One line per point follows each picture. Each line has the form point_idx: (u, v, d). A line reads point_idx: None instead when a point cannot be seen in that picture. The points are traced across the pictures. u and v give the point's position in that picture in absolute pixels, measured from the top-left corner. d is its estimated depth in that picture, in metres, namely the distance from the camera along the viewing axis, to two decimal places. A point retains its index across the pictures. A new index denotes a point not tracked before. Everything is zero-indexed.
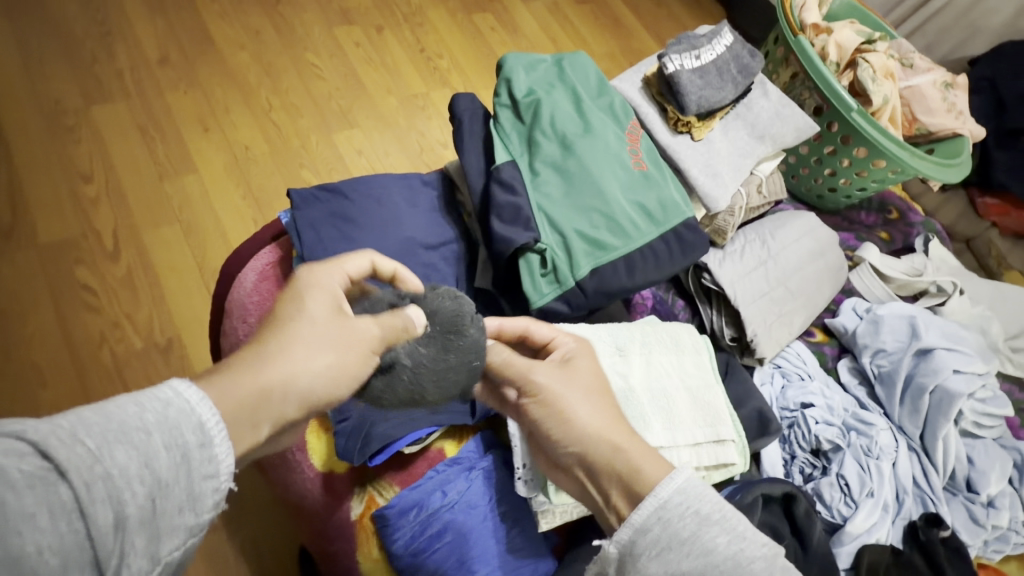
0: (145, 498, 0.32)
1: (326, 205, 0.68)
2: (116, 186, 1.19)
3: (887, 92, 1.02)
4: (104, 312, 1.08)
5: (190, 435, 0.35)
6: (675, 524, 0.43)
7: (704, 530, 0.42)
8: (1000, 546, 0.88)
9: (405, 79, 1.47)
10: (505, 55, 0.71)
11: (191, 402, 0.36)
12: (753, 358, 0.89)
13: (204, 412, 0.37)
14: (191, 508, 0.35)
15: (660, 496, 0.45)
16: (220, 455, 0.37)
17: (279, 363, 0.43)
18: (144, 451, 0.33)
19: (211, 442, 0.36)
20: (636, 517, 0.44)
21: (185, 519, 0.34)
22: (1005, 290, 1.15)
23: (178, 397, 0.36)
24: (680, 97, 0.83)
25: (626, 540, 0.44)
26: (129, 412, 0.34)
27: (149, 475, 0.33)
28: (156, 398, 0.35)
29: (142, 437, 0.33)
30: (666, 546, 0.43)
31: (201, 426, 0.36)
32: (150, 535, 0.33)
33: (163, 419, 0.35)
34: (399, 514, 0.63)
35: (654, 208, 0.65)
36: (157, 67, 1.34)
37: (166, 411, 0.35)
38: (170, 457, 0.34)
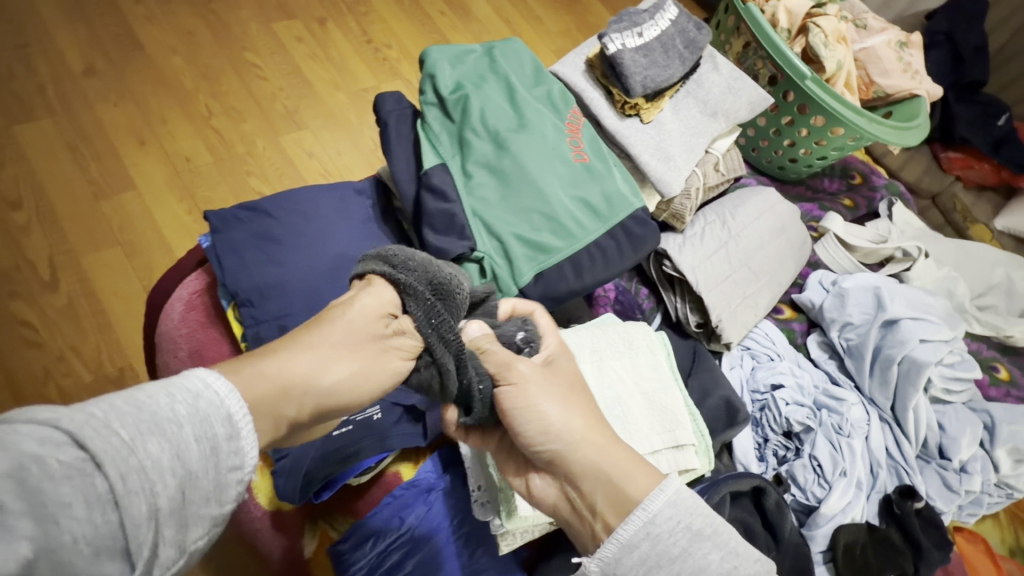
0: (176, 489, 0.31)
1: (249, 226, 0.64)
2: (48, 210, 1.11)
3: (840, 57, 0.99)
4: (45, 347, 1.01)
5: (219, 427, 0.35)
6: (664, 542, 0.41)
7: (698, 548, 0.41)
8: (975, 509, 0.88)
9: (352, 72, 1.39)
10: (427, 48, 0.67)
11: (220, 394, 0.36)
12: (720, 343, 0.86)
13: (233, 404, 0.36)
14: (216, 499, 0.34)
15: (650, 510, 0.42)
16: (246, 447, 0.36)
17: (305, 359, 0.43)
18: (177, 442, 0.32)
19: (238, 434, 0.36)
20: (622, 533, 0.41)
21: (210, 509, 0.33)
22: (970, 248, 1.14)
23: (208, 390, 0.35)
24: (624, 79, 0.78)
25: (610, 558, 0.42)
26: (161, 402, 0.33)
27: (180, 467, 0.32)
28: (185, 388, 0.35)
29: (175, 429, 0.32)
30: (656, 564, 0.40)
31: (229, 418, 0.35)
32: (178, 525, 0.32)
33: (194, 411, 0.34)
34: (355, 547, 0.60)
35: (598, 203, 0.62)
36: (83, 79, 1.24)
37: (198, 402, 0.34)
38: (199, 450, 0.33)
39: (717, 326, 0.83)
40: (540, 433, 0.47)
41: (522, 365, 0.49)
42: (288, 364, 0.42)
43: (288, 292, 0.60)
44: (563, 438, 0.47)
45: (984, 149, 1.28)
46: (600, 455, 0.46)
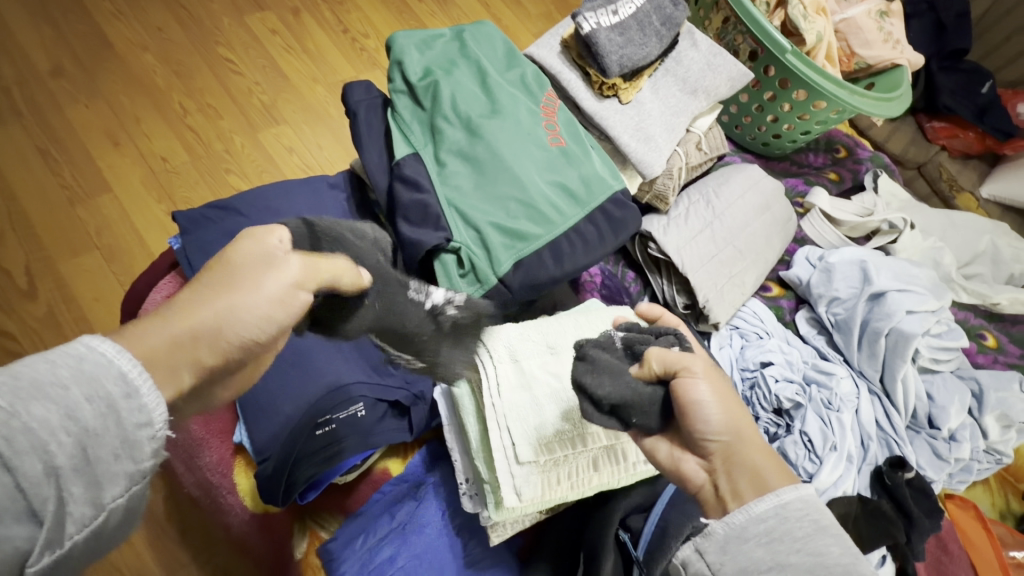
0: (75, 448, 0.30)
1: (220, 225, 0.63)
2: (22, 217, 1.08)
3: (820, 29, 0.98)
4: (26, 357, 0.99)
5: (112, 385, 0.32)
6: (792, 525, 0.41)
7: (819, 539, 0.40)
8: (965, 476, 0.89)
9: (330, 65, 1.36)
10: (394, 34, 0.65)
11: (108, 355, 0.33)
12: (708, 323, 0.86)
13: (123, 361, 0.33)
14: (129, 456, 0.32)
15: (782, 497, 0.42)
16: (150, 403, 0.33)
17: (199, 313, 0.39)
18: (64, 404, 0.30)
19: (138, 391, 0.33)
20: (754, 506, 0.42)
21: (124, 466, 0.32)
22: (956, 218, 1.14)
23: (92, 351, 0.32)
24: (600, 59, 0.77)
25: (737, 524, 0.42)
26: (41, 368, 0.30)
27: (74, 427, 0.30)
28: (67, 351, 0.32)
29: (60, 391, 0.30)
30: (777, 537, 0.41)
31: (123, 376, 0.33)
32: (87, 481, 0.31)
33: (78, 373, 0.31)
34: (345, 545, 0.60)
35: (576, 187, 0.62)
36: (50, 80, 1.21)
37: (81, 364, 0.32)
38: (93, 409, 0.31)
39: (704, 307, 0.83)
40: (711, 423, 0.47)
41: (695, 362, 0.50)
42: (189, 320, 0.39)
43: None
44: (728, 427, 0.47)
45: (968, 118, 1.27)
46: (758, 452, 0.47)
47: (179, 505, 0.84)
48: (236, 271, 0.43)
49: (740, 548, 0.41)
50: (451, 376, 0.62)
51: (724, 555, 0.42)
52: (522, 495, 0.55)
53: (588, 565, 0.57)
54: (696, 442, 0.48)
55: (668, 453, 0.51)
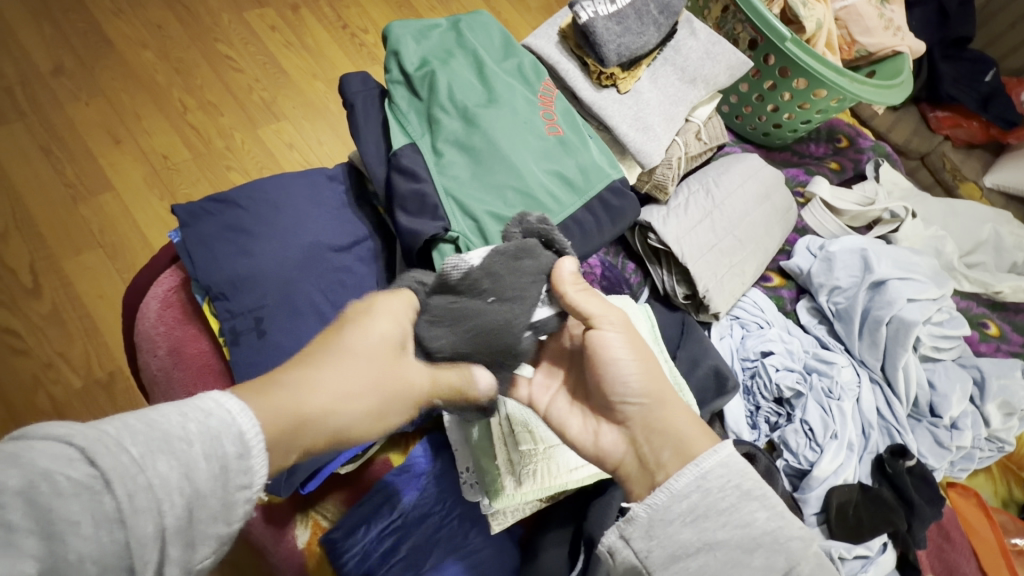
0: (182, 508, 0.30)
1: (219, 218, 0.63)
2: (25, 216, 1.09)
3: (820, 16, 0.97)
4: (31, 354, 1.00)
5: (230, 445, 0.32)
6: (715, 496, 0.41)
7: (745, 507, 0.40)
8: (966, 464, 0.88)
9: (330, 60, 1.36)
10: (390, 24, 0.65)
11: (232, 412, 0.33)
12: (708, 313, 0.86)
13: (245, 420, 0.34)
14: (224, 517, 0.32)
15: (702, 467, 0.42)
16: (256, 465, 0.33)
17: (325, 388, 0.39)
18: (186, 461, 0.30)
19: (249, 452, 0.33)
20: (675, 482, 0.42)
21: (217, 528, 0.32)
22: (958, 207, 1.13)
23: (219, 408, 0.33)
24: (598, 48, 0.77)
25: (660, 503, 0.42)
26: (172, 421, 0.31)
27: (189, 488, 0.30)
28: (197, 408, 0.33)
29: (184, 446, 0.31)
30: (703, 514, 0.41)
31: (241, 436, 0.33)
32: (184, 542, 0.30)
33: (204, 429, 0.32)
34: (347, 534, 0.60)
35: (573, 175, 0.62)
36: (51, 78, 1.21)
37: (208, 420, 0.32)
38: (208, 469, 0.31)
39: (704, 296, 0.83)
40: (627, 384, 0.50)
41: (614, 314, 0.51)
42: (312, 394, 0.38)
43: (263, 284, 0.60)
44: (649, 389, 0.50)
45: (971, 106, 1.26)
46: (678, 414, 0.49)
47: None
48: (381, 359, 0.44)
49: (666, 531, 0.41)
50: None
51: (651, 539, 0.41)
52: (522, 480, 0.57)
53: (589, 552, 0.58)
54: (615, 406, 0.51)
55: (583, 426, 0.53)
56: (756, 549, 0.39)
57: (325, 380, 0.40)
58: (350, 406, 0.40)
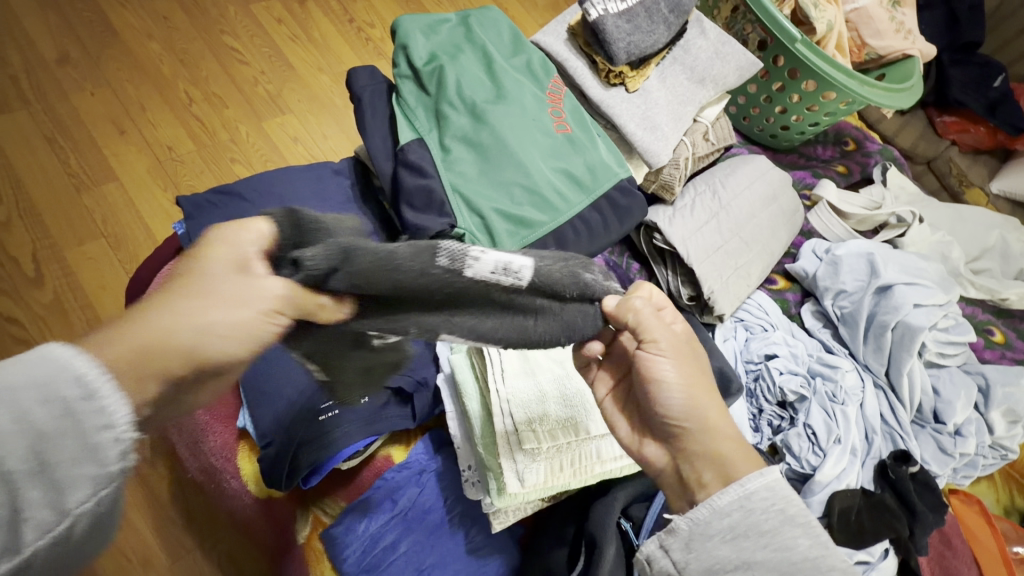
0: (27, 452, 0.29)
1: (223, 210, 0.63)
2: (28, 205, 1.08)
3: (831, 18, 0.97)
4: (33, 342, 1.00)
5: (67, 387, 0.30)
6: (756, 516, 0.41)
7: (787, 530, 0.40)
8: (969, 471, 0.88)
9: (336, 54, 1.35)
10: (399, 18, 0.65)
11: (63, 357, 0.31)
12: (712, 315, 0.85)
13: (80, 364, 0.31)
14: (91, 458, 0.31)
15: (747, 487, 0.42)
16: (112, 407, 0.31)
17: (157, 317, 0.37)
18: (13, 406, 0.29)
19: (96, 392, 0.31)
20: (717, 500, 0.42)
21: (85, 470, 0.31)
22: (965, 213, 1.12)
23: (48, 353, 0.31)
24: (607, 46, 0.76)
25: (702, 519, 0.42)
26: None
27: (26, 429, 0.29)
28: (24, 355, 0.31)
29: (7, 394, 0.29)
30: (742, 533, 0.41)
31: (80, 377, 0.31)
32: (46, 485, 0.30)
33: (29, 375, 0.30)
34: (347, 530, 0.60)
35: (581, 174, 0.61)
36: (57, 68, 1.20)
37: (34, 365, 0.30)
38: (47, 411, 0.30)
39: (708, 298, 0.82)
40: (672, 410, 0.47)
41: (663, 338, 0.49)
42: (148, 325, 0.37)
43: None
44: (691, 411, 0.47)
45: (981, 112, 1.25)
46: (723, 439, 0.46)
47: (185, 493, 0.85)
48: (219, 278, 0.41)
49: (705, 545, 0.41)
50: (454, 362, 0.61)
51: (689, 552, 0.42)
52: (525, 481, 0.56)
53: (590, 552, 0.58)
54: (661, 425, 0.48)
55: (631, 437, 0.52)
56: (795, 574, 0.39)
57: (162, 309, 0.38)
58: (199, 325, 0.38)
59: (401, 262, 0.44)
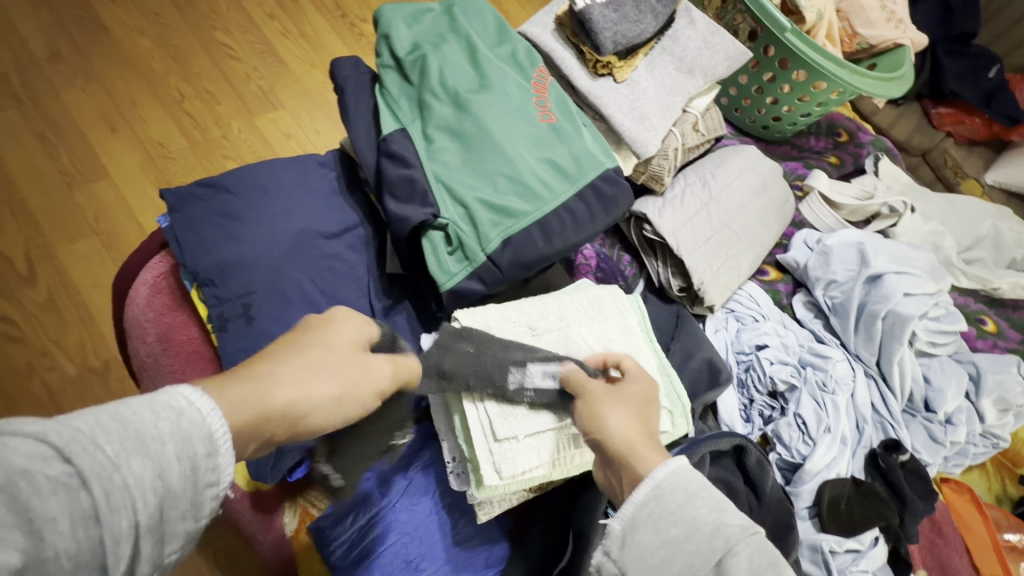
0: (155, 507, 0.30)
1: (208, 204, 0.63)
2: (20, 203, 1.08)
3: (821, 6, 0.96)
4: (26, 341, 1.00)
5: (199, 445, 0.32)
6: (666, 499, 0.39)
7: (691, 504, 0.39)
8: (960, 460, 0.88)
9: (328, 49, 1.34)
10: (382, 7, 0.65)
11: (203, 412, 0.33)
12: (703, 306, 0.85)
13: (215, 421, 0.33)
14: (192, 514, 0.32)
15: (656, 477, 0.40)
16: (224, 464, 0.33)
17: (291, 383, 0.40)
18: (159, 460, 0.30)
19: (219, 451, 0.33)
20: (634, 494, 0.40)
21: (186, 525, 0.32)
22: (957, 203, 1.12)
23: (191, 407, 0.33)
24: (594, 35, 0.76)
25: (627, 516, 0.40)
26: (145, 421, 0.31)
27: (160, 484, 0.30)
28: (167, 406, 0.32)
29: (157, 447, 0.30)
30: (659, 517, 0.39)
31: (210, 436, 0.33)
32: (156, 539, 0.30)
33: (177, 429, 0.31)
34: (335, 522, 0.60)
35: (566, 164, 0.61)
36: (47, 65, 1.20)
37: (181, 420, 0.32)
38: (180, 468, 0.31)
39: (698, 289, 0.82)
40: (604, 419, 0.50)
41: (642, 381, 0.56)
42: (278, 388, 0.40)
43: (251, 269, 0.60)
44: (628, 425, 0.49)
45: (974, 102, 1.25)
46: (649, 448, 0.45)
47: None
48: (342, 362, 0.45)
49: (635, 537, 0.39)
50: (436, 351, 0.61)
51: (624, 548, 0.39)
52: (502, 472, 0.56)
53: (575, 542, 0.58)
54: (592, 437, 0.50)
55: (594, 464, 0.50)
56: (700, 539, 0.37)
57: (293, 375, 0.41)
58: (311, 398, 0.41)
59: (482, 361, 0.57)
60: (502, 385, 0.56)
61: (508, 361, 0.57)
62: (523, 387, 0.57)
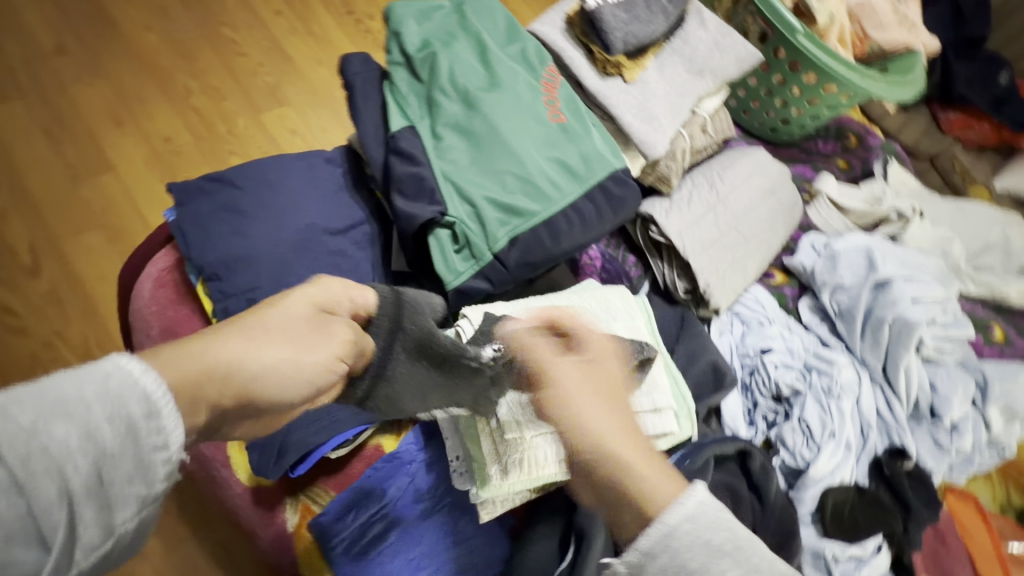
0: (90, 470, 0.31)
1: (214, 198, 0.63)
2: (25, 194, 1.08)
3: (833, 9, 0.96)
4: (31, 332, 1.00)
5: (135, 405, 0.33)
6: (682, 554, 0.36)
7: (714, 562, 0.36)
8: (966, 468, 0.87)
9: (335, 45, 1.34)
10: (393, 4, 0.65)
11: (135, 373, 0.34)
12: (709, 309, 0.85)
13: (150, 381, 0.34)
14: (141, 478, 0.33)
15: (667, 526, 0.37)
16: (169, 426, 0.34)
17: (238, 343, 0.42)
18: (85, 424, 0.31)
19: (159, 412, 0.34)
20: (641, 542, 0.37)
21: (135, 488, 0.33)
22: (966, 209, 1.11)
23: (120, 370, 0.33)
24: (603, 36, 0.75)
25: (634, 563, 0.37)
26: (68, 386, 0.32)
27: (93, 448, 0.31)
28: (94, 371, 0.33)
29: (82, 410, 0.31)
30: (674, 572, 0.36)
31: (147, 397, 0.34)
32: (98, 504, 0.31)
33: (103, 392, 0.32)
34: (336, 518, 0.59)
35: (575, 164, 0.61)
36: (55, 57, 1.20)
37: (108, 382, 0.33)
38: (112, 430, 0.32)
39: (705, 291, 0.82)
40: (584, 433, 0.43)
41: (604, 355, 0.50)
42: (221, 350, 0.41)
43: (256, 265, 0.59)
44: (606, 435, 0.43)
45: (985, 108, 1.24)
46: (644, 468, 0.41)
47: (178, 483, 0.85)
48: (297, 326, 0.47)
49: None
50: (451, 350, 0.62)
51: None
52: (512, 471, 0.57)
53: (577, 546, 0.59)
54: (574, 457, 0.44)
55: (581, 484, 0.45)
56: None
57: (243, 337, 0.43)
58: (262, 359, 0.43)
59: None
60: None
61: None
62: None
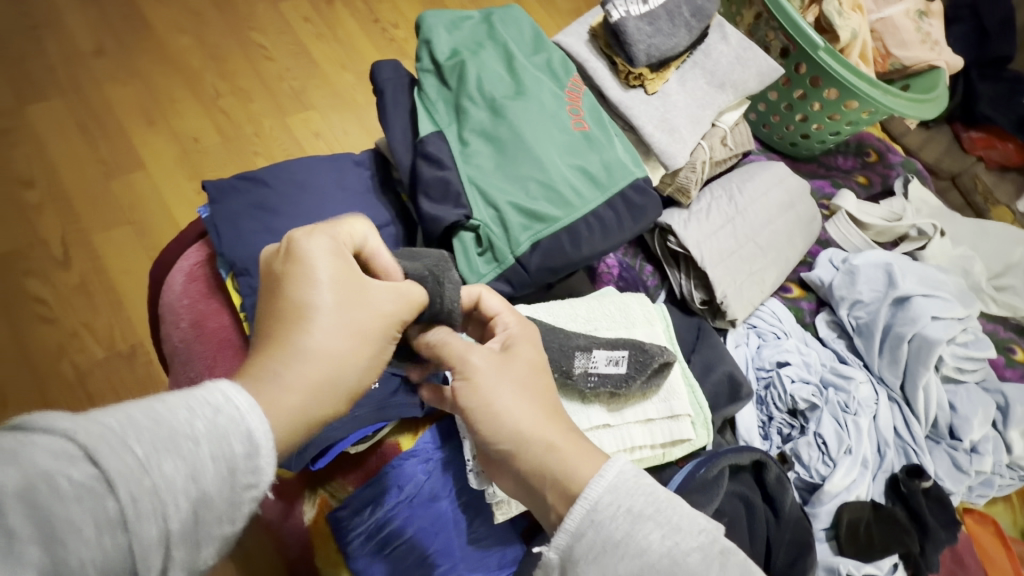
0: (189, 512, 0.31)
1: (246, 196, 0.65)
2: (60, 189, 1.12)
3: (856, 26, 0.96)
4: (60, 323, 1.03)
5: (237, 444, 0.33)
6: (607, 527, 0.39)
7: (639, 529, 0.39)
8: (985, 491, 0.86)
9: (360, 53, 1.37)
10: (424, 13, 0.67)
11: (242, 410, 0.34)
12: (725, 320, 0.85)
13: (254, 419, 0.34)
14: (229, 518, 0.33)
15: (591, 498, 0.40)
16: (264, 465, 0.34)
17: (314, 351, 0.40)
18: (192, 462, 0.31)
19: (258, 452, 0.34)
20: (569, 522, 0.40)
21: (222, 528, 0.33)
22: (989, 229, 1.10)
23: (227, 403, 0.34)
24: (627, 48, 0.77)
25: (565, 546, 0.40)
26: (180, 417, 0.32)
27: (196, 488, 0.31)
28: (205, 402, 0.34)
29: (191, 447, 0.32)
30: (602, 550, 0.39)
31: (250, 435, 0.34)
32: (189, 545, 0.32)
33: (213, 427, 0.33)
34: (354, 513, 0.61)
35: (597, 171, 0.62)
36: (93, 59, 1.24)
37: (216, 417, 0.33)
38: (216, 470, 0.32)
39: (722, 302, 0.82)
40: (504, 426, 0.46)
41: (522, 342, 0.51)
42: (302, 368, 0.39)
43: None
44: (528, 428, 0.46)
45: (1008, 128, 1.23)
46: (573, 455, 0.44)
47: None
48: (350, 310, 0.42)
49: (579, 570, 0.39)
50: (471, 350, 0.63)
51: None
52: None
53: None
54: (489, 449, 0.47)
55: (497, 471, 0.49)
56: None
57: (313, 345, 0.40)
58: (341, 358, 0.41)
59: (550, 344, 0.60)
60: (569, 369, 0.59)
61: (574, 347, 0.60)
62: (589, 369, 0.60)
